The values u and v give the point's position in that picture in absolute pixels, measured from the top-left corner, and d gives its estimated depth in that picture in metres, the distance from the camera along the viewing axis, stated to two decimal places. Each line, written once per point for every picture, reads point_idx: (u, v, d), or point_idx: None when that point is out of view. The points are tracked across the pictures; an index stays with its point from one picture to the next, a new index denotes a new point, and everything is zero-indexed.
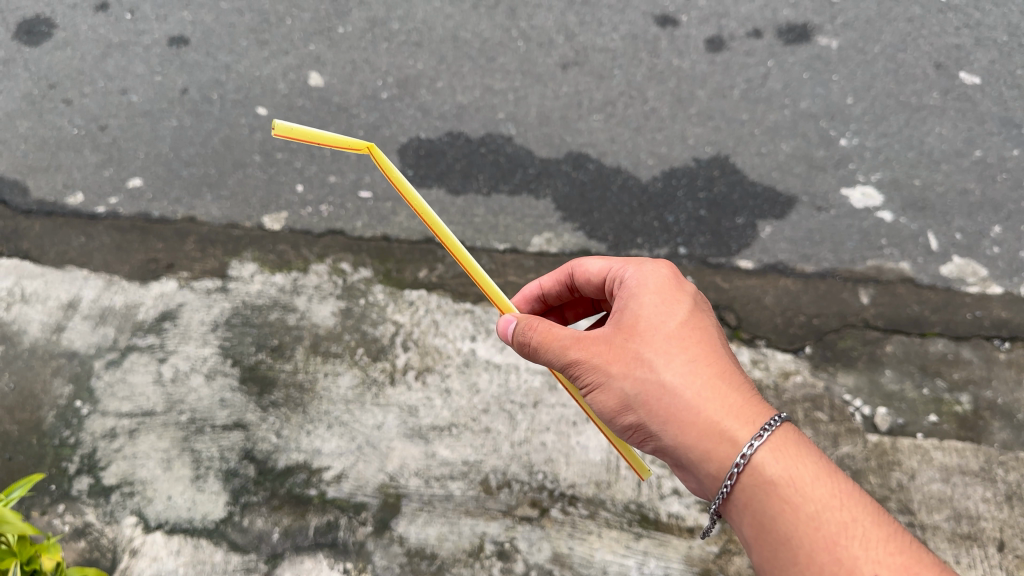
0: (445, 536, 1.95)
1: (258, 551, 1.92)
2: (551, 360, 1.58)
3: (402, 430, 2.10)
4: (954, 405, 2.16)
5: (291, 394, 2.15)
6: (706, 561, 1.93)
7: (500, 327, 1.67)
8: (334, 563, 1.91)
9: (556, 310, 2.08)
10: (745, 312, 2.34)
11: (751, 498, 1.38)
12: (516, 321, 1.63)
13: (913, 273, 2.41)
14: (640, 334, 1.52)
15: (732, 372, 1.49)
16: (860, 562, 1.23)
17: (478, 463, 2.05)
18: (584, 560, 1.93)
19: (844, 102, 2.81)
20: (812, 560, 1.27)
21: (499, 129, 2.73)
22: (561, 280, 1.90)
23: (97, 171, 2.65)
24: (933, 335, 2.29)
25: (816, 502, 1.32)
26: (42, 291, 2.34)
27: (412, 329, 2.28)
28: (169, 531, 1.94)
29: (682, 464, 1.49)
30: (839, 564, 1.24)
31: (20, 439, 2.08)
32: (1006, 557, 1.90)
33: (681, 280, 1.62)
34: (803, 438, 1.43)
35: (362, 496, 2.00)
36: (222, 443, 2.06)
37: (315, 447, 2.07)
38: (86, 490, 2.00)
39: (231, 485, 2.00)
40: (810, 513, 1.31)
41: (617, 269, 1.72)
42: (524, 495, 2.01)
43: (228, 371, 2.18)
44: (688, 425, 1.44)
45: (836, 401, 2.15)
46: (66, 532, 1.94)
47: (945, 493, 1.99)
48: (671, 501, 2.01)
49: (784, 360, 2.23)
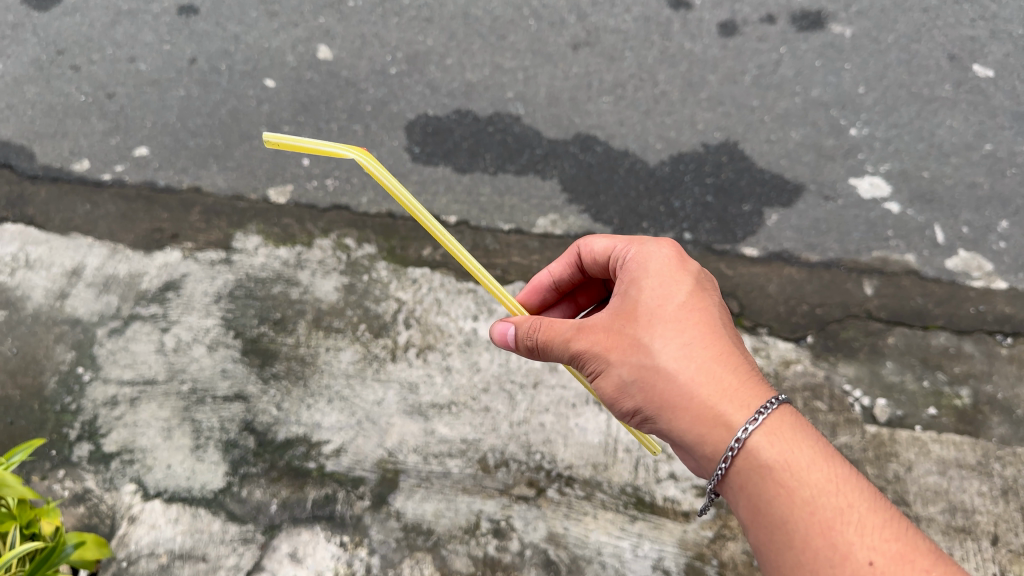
0: (442, 512, 1.97)
1: (256, 521, 1.94)
2: (553, 348, 1.59)
3: (403, 406, 2.11)
4: (954, 398, 2.16)
5: (292, 367, 2.16)
6: (700, 545, 1.94)
7: (501, 336, 1.69)
8: (330, 536, 1.93)
9: (569, 296, 2.07)
10: (748, 299, 2.33)
11: (747, 480, 1.38)
12: (515, 329, 1.65)
13: (918, 266, 2.40)
14: (638, 320, 1.52)
15: (730, 355, 1.48)
16: (855, 548, 1.24)
17: (477, 442, 2.06)
18: (578, 541, 1.94)
19: (855, 91, 2.78)
20: (807, 544, 1.27)
21: (508, 108, 2.72)
22: (570, 264, 1.90)
23: (104, 139, 2.64)
24: (935, 328, 2.29)
25: (812, 486, 1.32)
26: (46, 257, 2.34)
27: (414, 307, 2.28)
28: (167, 500, 1.96)
29: (682, 446, 1.50)
30: (834, 548, 1.25)
31: (22, 404, 2.09)
32: (1000, 551, 1.91)
33: (683, 260, 1.62)
34: (801, 422, 1.43)
35: (361, 470, 2.02)
36: (222, 414, 2.07)
37: (315, 420, 2.08)
38: (87, 456, 2.01)
39: (230, 455, 2.02)
40: (806, 498, 1.31)
41: (621, 249, 1.71)
42: (521, 474, 2.02)
43: (230, 343, 2.19)
44: (684, 410, 1.44)
45: (836, 391, 2.15)
46: (66, 497, 1.96)
47: (940, 486, 2.00)
48: (667, 485, 2.02)
49: (785, 349, 2.23)
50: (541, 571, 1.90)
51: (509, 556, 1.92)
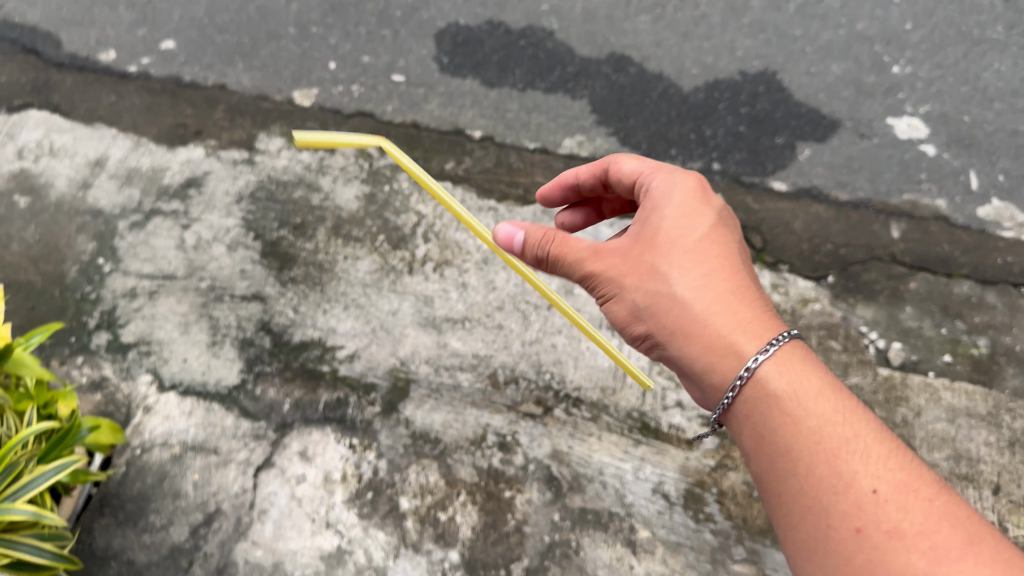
0: (449, 423, 2.01)
1: (268, 419, 1.98)
2: (568, 269, 1.58)
3: (417, 318, 2.13)
4: (971, 347, 2.14)
5: (310, 273, 2.17)
6: (701, 473, 1.98)
7: (502, 240, 1.63)
8: (340, 438, 1.97)
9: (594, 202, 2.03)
10: (772, 235, 2.30)
11: (754, 409, 1.38)
12: (523, 235, 1.60)
13: (949, 212, 2.35)
14: (657, 247, 1.50)
15: (747, 288, 1.47)
16: (858, 476, 1.23)
17: (488, 358, 2.09)
18: (581, 460, 1.99)
19: (902, 27, 2.68)
20: (810, 472, 1.27)
21: (542, 22, 2.65)
22: (594, 178, 1.85)
23: (131, 29, 2.60)
24: (959, 276, 2.25)
25: (818, 416, 1.31)
26: (71, 146, 2.34)
27: (434, 221, 2.27)
28: (182, 393, 2.00)
29: (689, 374, 1.51)
30: (836, 477, 1.24)
31: (43, 290, 2.11)
32: (1000, 501, 1.93)
33: (707, 192, 1.59)
34: (812, 356, 1.41)
35: (372, 377, 2.05)
36: (240, 313, 2.10)
37: (330, 326, 2.10)
38: (105, 345, 2.05)
39: (246, 354, 2.05)
40: (812, 428, 1.30)
41: (647, 175, 1.67)
42: (529, 392, 2.06)
43: (249, 245, 2.19)
44: (696, 339, 1.44)
45: (852, 332, 2.14)
46: (84, 383, 2.00)
47: (948, 433, 2.01)
48: (673, 413, 2.05)
49: (804, 287, 2.21)
50: (542, 486, 1.95)
51: (513, 470, 1.96)
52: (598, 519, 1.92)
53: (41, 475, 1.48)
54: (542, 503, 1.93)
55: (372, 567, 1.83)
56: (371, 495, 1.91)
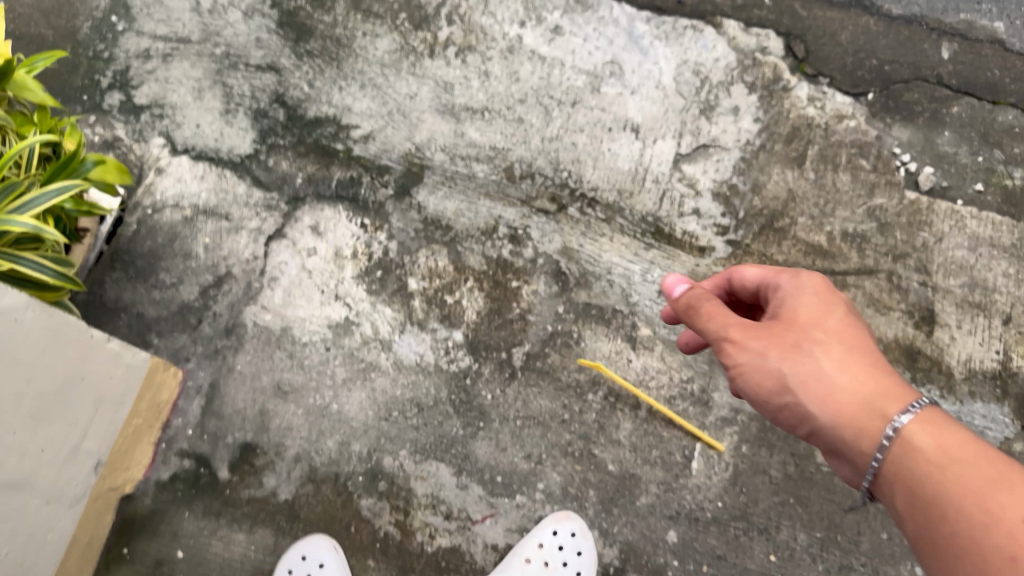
0: (461, 212, 1.97)
1: (280, 191, 1.95)
2: (708, 334, 1.29)
3: (436, 105, 2.04)
4: (1005, 178, 2.07)
5: (327, 48, 2.09)
6: (708, 280, 1.97)
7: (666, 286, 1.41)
8: (352, 217, 1.95)
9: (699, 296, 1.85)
10: (816, 46, 2.14)
11: (896, 470, 1.07)
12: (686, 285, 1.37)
13: (1005, 36, 2.19)
14: (796, 325, 1.24)
15: (886, 364, 1.20)
16: (1009, 509, 0.93)
17: (506, 151, 2.01)
18: (590, 258, 1.97)
19: None
20: (954, 514, 0.97)
21: None
22: (720, 285, 1.53)
23: None
24: (1004, 105, 2.13)
25: (967, 464, 1.01)
26: None
27: (460, 3, 2.11)
28: (195, 158, 1.98)
29: (840, 451, 1.16)
30: (986, 513, 0.94)
31: (55, 45, 2.06)
32: (1008, 331, 1.97)
33: (837, 292, 1.31)
34: (960, 426, 1.09)
35: (386, 161, 1.98)
36: (254, 83, 2.05)
37: (346, 104, 2.03)
38: (117, 106, 2.02)
39: (260, 125, 2.01)
40: (952, 469, 1.01)
41: (770, 281, 1.37)
42: (545, 189, 2.00)
43: (266, 14, 2.11)
44: (839, 404, 1.15)
45: (884, 153, 2.07)
46: (97, 142, 1.99)
47: (967, 261, 2.01)
48: (688, 220, 2.01)
49: (841, 103, 2.10)
50: (550, 279, 1.95)
51: (522, 262, 1.95)
52: (602, 315, 1.94)
53: (39, 197, 1.43)
54: (549, 295, 1.94)
55: (379, 340, 1.87)
56: (380, 273, 1.92)
